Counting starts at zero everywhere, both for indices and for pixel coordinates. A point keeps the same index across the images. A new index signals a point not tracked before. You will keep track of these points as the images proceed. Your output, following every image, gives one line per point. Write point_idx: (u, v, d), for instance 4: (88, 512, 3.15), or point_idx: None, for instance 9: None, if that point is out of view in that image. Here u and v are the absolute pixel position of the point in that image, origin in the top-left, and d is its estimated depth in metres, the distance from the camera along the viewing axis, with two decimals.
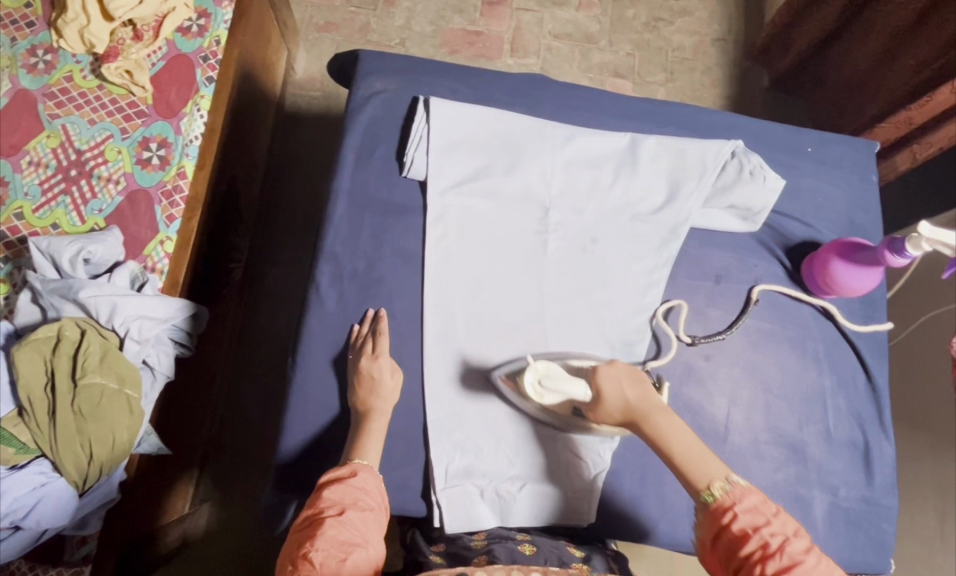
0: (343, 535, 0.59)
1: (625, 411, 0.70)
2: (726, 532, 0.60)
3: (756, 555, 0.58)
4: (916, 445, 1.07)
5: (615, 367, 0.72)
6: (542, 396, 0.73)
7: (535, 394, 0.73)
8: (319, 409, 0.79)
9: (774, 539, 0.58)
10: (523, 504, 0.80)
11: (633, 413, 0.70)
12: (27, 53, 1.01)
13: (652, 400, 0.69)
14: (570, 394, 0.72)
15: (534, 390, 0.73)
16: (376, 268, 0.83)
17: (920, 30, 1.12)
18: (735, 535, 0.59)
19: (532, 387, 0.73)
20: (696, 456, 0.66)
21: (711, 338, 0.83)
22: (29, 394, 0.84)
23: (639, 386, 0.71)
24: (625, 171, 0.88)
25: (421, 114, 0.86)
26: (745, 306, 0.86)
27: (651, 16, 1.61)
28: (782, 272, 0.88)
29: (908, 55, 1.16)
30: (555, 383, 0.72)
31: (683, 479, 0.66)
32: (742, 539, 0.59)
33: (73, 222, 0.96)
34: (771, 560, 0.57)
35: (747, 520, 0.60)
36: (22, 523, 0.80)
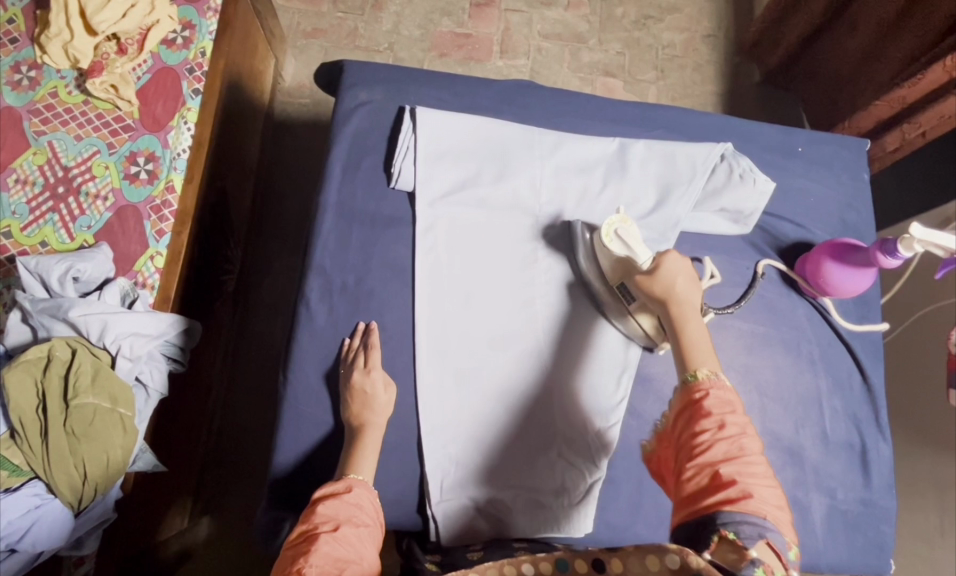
0: (337, 551, 0.58)
1: (664, 292, 0.69)
2: (691, 408, 0.58)
3: (707, 435, 0.56)
4: (913, 443, 1.07)
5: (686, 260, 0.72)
6: (610, 240, 0.78)
7: (604, 236, 0.78)
8: (312, 425, 0.78)
9: (732, 427, 0.56)
10: (520, 516, 0.79)
11: (674, 296, 0.69)
12: (11, 70, 1.00)
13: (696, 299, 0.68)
14: (636, 255, 0.76)
15: (606, 230, 0.78)
16: (366, 281, 0.82)
17: (903, 23, 1.12)
18: (696, 415, 0.58)
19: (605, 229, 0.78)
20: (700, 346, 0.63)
21: (723, 310, 0.83)
22: (20, 416, 0.83)
23: (694, 284, 0.71)
24: (615, 176, 0.87)
25: (408, 124, 0.85)
26: (753, 281, 0.86)
27: (640, 14, 1.60)
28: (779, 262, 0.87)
29: (894, 51, 1.16)
30: (630, 235, 0.77)
31: (677, 356, 0.64)
32: (701, 417, 0.57)
33: (61, 240, 0.96)
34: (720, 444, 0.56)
35: (717, 403, 0.58)
36: (18, 546, 0.80)
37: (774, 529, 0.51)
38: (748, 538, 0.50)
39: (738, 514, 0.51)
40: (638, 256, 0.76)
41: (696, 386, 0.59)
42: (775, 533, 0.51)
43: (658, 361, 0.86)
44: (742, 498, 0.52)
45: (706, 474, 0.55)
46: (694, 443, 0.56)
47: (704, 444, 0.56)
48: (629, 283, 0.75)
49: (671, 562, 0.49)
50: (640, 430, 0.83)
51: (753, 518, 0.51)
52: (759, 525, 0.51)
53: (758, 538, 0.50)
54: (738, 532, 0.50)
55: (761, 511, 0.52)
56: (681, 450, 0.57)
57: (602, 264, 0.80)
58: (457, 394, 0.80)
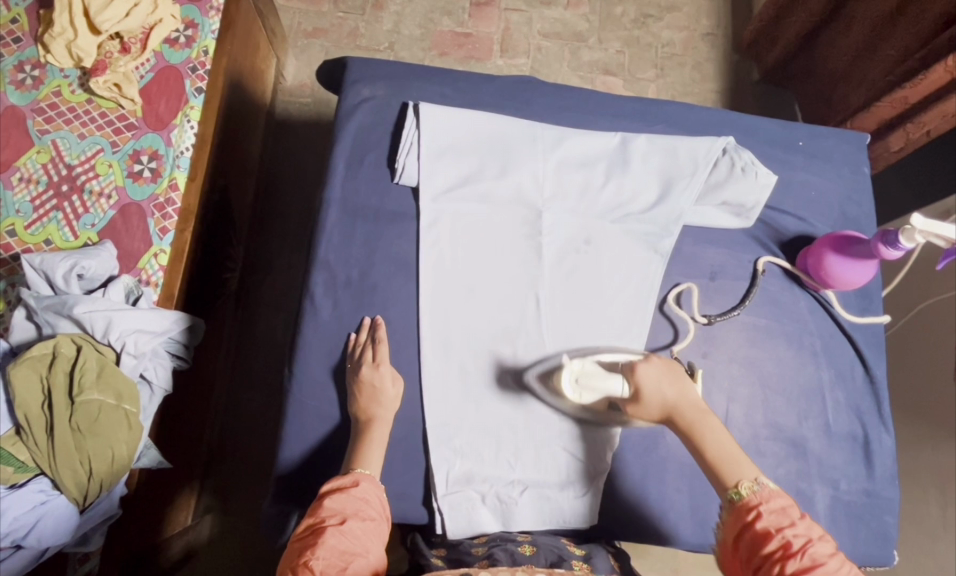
0: (343, 544, 0.59)
1: (663, 409, 0.71)
2: (750, 530, 0.61)
3: (775, 555, 0.58)
4: (914, 436, 1.08)
5: (652, 365, 0.72)
6: (581, 395, 0.75)
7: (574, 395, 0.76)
8: (317, 420, 0.79)
9: (796, 540, 0.58)
10: (524, 508, 0.79)
11: (672, 409, 0.70)
12: (14, 69, 1.01)
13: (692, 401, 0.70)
14: (607, 391, 0.73)
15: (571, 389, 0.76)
16: (370, 276, 0.82)
17: (898, 20, 1.13)
18: (759, 534, 0.60)
19: (569, 387, 0.76)
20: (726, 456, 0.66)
21: (726, 316, 0.84)
22: (26, 413, 0.84)
23: (678, 383, 0.71)
24: (616, 170, 0.87)
25: (411, 119, 0.85)
26: (754, 277, 0.87)
27: (639, 13, 1.61)
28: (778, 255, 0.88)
29: (888, 46, 1.17)
30: (591, 385, 0.74)
31: (714, 477, 0.67)
32: (764, 538, 0.59)
33: (66, 238, 0.96)
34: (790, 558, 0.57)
35: (772, 519, 0.60)
36: (23, 542, 0.80)
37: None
38: None
39: None
40: (612, 392, 0.73)
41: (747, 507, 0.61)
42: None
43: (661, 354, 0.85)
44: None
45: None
46: (768, 564, 0.58)
47: (777, 563, 0.57)
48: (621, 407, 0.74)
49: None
50: (645, 423, 0.83)
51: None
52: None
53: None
54: None
55: None
56: (758, 573, 0.58)
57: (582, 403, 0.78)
58: (461, 389, 0.81)
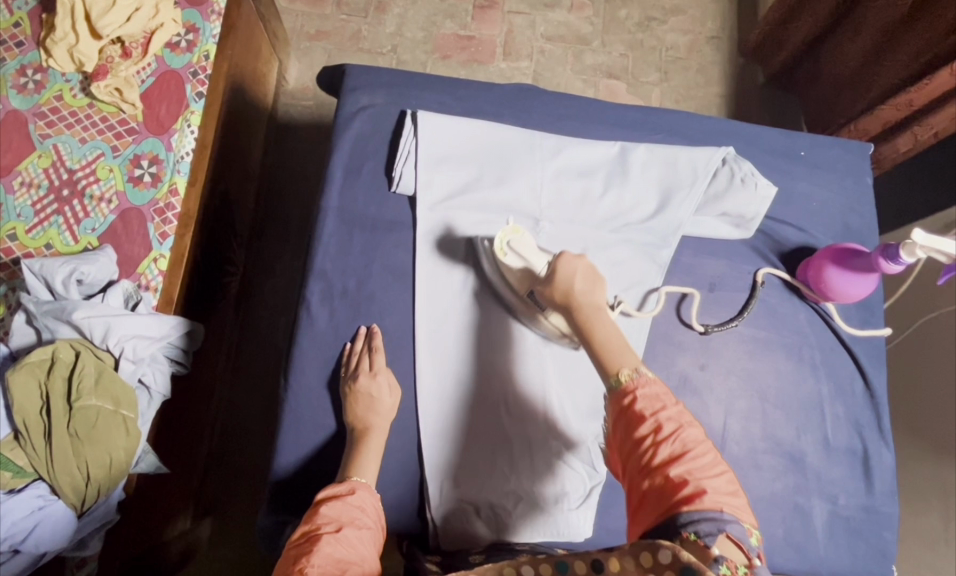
0: (338, 553, 0.58)
1: (564, 296, 0.69)
2: (624, 414, 0.58)
3: (648, 439, 0.56)
4: (916, 449, 1.07)
5: (580, 259, 0.71)
6: (505, 254, 0.78)
7: (498, 249, 0.79)
8: (314, 429, 0.79)
9: (666, 425, 0.56)
10: (518, 519, 0.78)
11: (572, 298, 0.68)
12: (16, 74, 1.01)
13: (595, 294, 0.67)
14: (530, 264, 0.78)
15: (499, 244, 0.78)
16: (367, 285, 0.82)
17: (910, 26, 1.11)
18: (634, 418, 0.57)
19: (498, 243, 0.79)
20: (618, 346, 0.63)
21: (724, 326, 0.84)
22: (24, 419, 0.84)
23: (593, 281, 0.69)
24: (616, 181, 0.87)
25: (409, 128, 0.85)
26: (752, 290, 0.86)
27: (644, 16, 1.60)
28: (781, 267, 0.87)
29: (896, 54, 1.16)
30: (521, 247, 0.77)
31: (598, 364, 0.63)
32: (637, 422, 0.57)
33: (66, 242, 0.96)
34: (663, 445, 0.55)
35: (646, 403, 0.58)
36: (21, 547, 0.80)
37: (733, 521, 0.51)
38: (708, 536, 0.49)
39: (696, 513, 0.51)
40: (533, 265, 0.78)
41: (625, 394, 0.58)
42: (733, 525, 0.51)
43: (657, 365, 0.82)
44: (699, 496, 0.52)
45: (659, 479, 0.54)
46: (639, 452, 0.56)
47: (650, 449, 0.56)
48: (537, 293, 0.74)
49: (664, 558, 0.48)
50: None
51: (711, 514, 0.51)
52: (716, 519, 0.51)
53: (719, 534, 0.50)
54: (698, 531, 0.50)
55: (718, 505, 0.52)
56: (630, 459, 0.57)
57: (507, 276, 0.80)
58: (461, 400, 0.80)
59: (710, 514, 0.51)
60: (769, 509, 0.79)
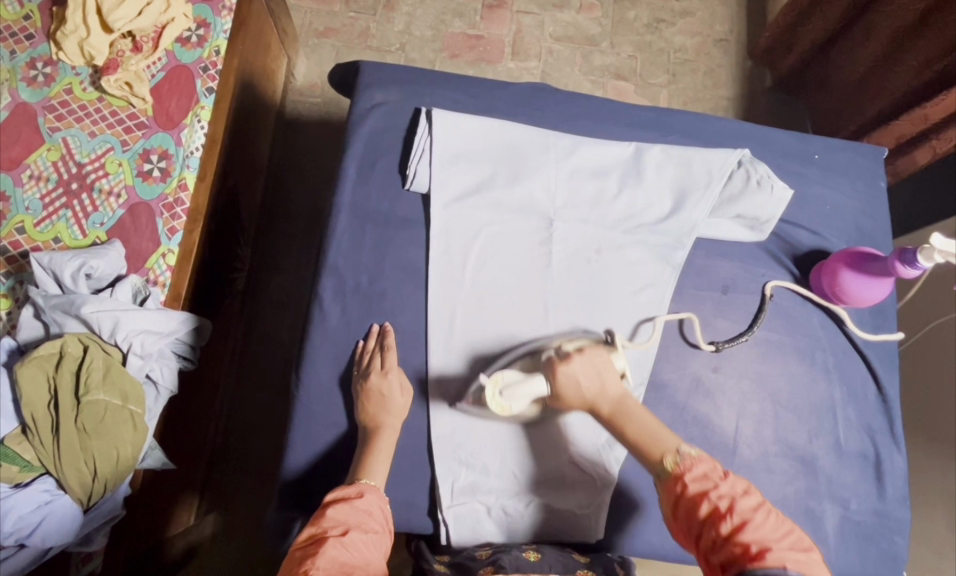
0: (344, 556, 0.58)
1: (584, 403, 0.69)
2: (681, 499, 0.60)
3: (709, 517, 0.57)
4: (924, 454, 1.07)
5: (573, 361, 0.69)
6: (509, 406, 0.69)
7: (501, 409, 0.69)
8: (324, 427, 0.78)
9: (723, 501, 0.58)
10: (529, 519, 0.79)
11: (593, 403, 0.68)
12: (26, 66, 1.01)
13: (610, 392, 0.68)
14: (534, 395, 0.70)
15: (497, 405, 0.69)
16: (380, 282, 0.82)
17: (922, 32, 1.11)
18: (690, 501, 0.59)
19: (494, 403, 0.69)
20: (651, 433, 0.65)
21: (734, 342, 0.83)
22: (32, 413, 0.83)
23: (598, 372, 0.69)
24: (629, 181, 0.87)
25: (423, 126, 0.85)
26: (762, 303, 0.85)
27: (652, 17, 1.60)
28: (793, 281, 0.87)
29: (910, 57, 1.15)
30: (517, 395, 0.68)
31: (642, 455, 0.66)
32: (695, 504, 0.59)
33: (74, 236, 0.96)
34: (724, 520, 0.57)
35: (698, 484, 0.60)
36: (27, 541, 0.80)
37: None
38: None
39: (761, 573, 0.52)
40: (537, 393, 0.69)
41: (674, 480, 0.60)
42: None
43: (670, 367, 0.82)
44: (763, 556, 0.53)
45: (729, 556, 0.55)
46: (704, 533, 0.57)
47: (712, 527, 0.57)
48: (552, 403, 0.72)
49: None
50: None
51: (775, 572, 0.52)
52: None
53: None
54: None
55: (782, 563, 0.53)
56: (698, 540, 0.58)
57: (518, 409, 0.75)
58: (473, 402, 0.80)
59: (774, 572, 0.52)
60: (780, 513, 0.79)
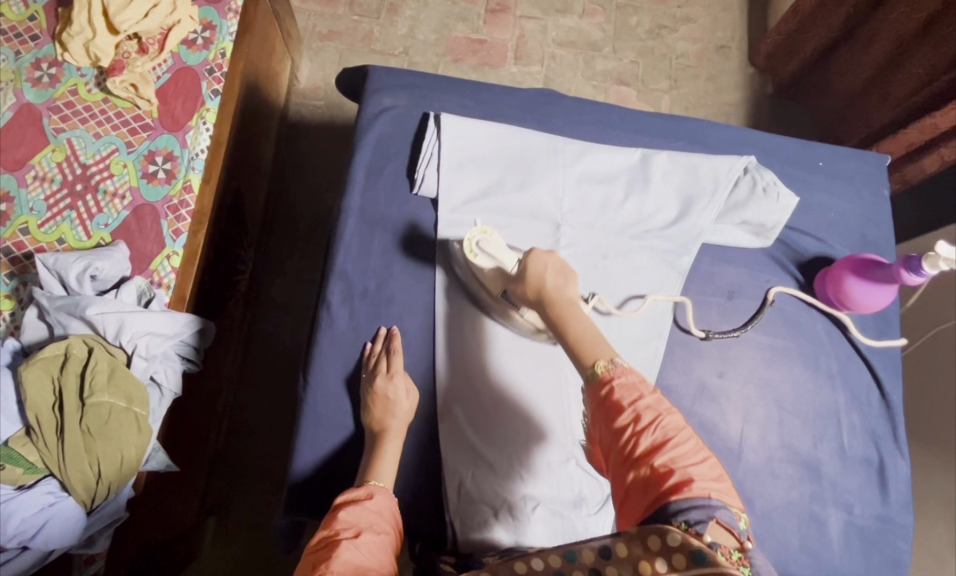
0: (358, 559, 0.57)
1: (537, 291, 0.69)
2: (605, 405, 0.58)
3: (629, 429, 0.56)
4: (926, 460, 1.07)
5: (552, 253, 0.70)
6: (476, 256, 0.77)
7: (469, 251, 0.77)
8: (331, 429, 0.78)
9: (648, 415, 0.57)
10: (537, 522, 0.77)
11: (547, 292, 0.68)
12: (31, 67, 1.00)
13: (567, 289, 0.67)
14: (500, 264, 0.77)
15: (469, 246, 0.77)
16: (388, 286, 0.82)
17: (925, 39, 1.12)
18: (613, 409, 0.58)
19: (467, 245, 0.77)
20: (592, 337, 0.63)
21: (725, 334, 0.84)
22: (36, 414, 0.83)
23: (566, 275, 0.70)
24: (636, 187, 0.87)
25: (432, 130, 0.85)
26: (761, 306, 0.86)
27: (654, 23, 1.61)
28: (797, 288, 0.87)
29: (915, 64, 1.17)
30: (492, 247, 0.76)
31: (575, 357, 0.63)
32: (617, 412, 0.57)
33: (79, 237, 0.96)
34: (643, 436, 0.55)
35: (623, 392, 0.58)
36: (30, 544, 0.80)
37: (722, 506, 0.52)
38: (698, 524, 0.50)
39: (684, 501, 0.51)
40: (505, 264, 0.76)
41: (602, 384, 0.59)
42: (723, 511, 0.52)
43: (675, 372, 0.82)
44: (686, 484, 0.52)
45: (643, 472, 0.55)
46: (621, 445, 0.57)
47: (632, 441, 0.56)
48: (510, 291, 0.74)
49: (672, 541, 0.48)
50: None
51: (700, 501, 0.52)
52: (706, 506, 0.51)
53: (709, 520, 0.50)
54: (688, 520, 0.50)
55: (706, 492, 0.52)
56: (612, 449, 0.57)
57: (478, 276, 0.79)
58: (473, 408, 0.80)
59: (699, 501, 0.52)
60: (785, 518, 0.79)
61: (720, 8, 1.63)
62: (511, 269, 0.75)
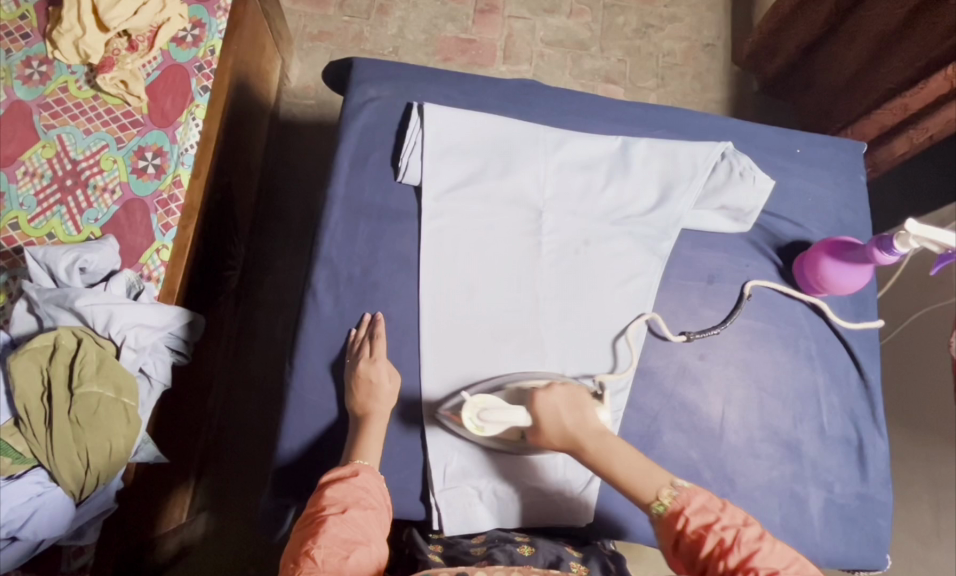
0: (345, 533, 0.60)
1: (563, 438, 0.70)
2: (684, 537, 0.61)
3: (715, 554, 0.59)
4: (909, 443, 1.09)
5: (552, 393, 0.72)
6: (485, 429, 0.71)
7: (476, 429, 0.71)
8: (316, 414, 0.79)
9: (728, 534, 0.60)
10: (521, 503, 0.80)
11: (574, 437, 0.70)
12: (22, 65, 1.02)
13: (588, 426, 0.69)
14: (511, 423, 0.71)
15: (474, 426, 0.71)
16: (372, 272, 0.83)
17: (905, 36, 1.15)
18: (693, 539, 0.61)
19: (471, 422, 0.71)
20: (639, 472, 0.66)
21: (705, 334, 0.84)
22: (25, 404, 0.84)
23: (576, 409, 0.71)
24: (617, 174, 0.89)
25: (415, 119, 0.86)
26: (738, 302, 0.87)
27: (641, 23, 1.63)
28: (768, 279, 0.89)
29: (896, 58, 1.19)
30: (496, 416, 0.70)
31: (631, 494, 0.67)
32: (699, 541, 0.60)
33: (68, 232, 0.97)
34: (730, 553, 0.59)
35: (700, 520, 0.61)
36: (19, 534, 0.80)
37: None
38: None
39: None
40: (516, 422, 0.71)
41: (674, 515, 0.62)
42: None
43: (656, 355, 0.84)
44: None
45: None
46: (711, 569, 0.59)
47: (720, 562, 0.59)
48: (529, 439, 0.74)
49: None
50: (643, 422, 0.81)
51: None
52: None
53: None
54: None
55: None
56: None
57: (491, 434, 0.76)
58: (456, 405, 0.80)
59: None
60: (766, 497, 0.80)
61: (705, 7, 1.66)
62: (523, 423, 0.71)
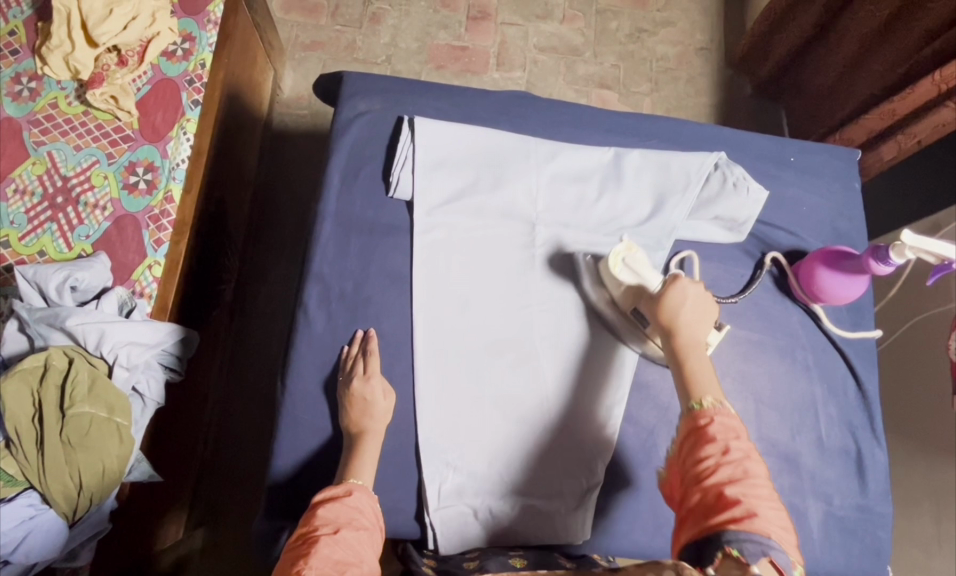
0: (337, 554, 0.59)
1: (671, 321, 0.72)
2: (695, 433, 0.62)
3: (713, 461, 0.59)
4: (909, 450, 1.08)
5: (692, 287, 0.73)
6: (619, 268, 0.79)
7: (613, 263, 0.80)
8: (309, 433, 0.78)
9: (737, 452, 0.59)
10: (518, 521, 0.79)
11: (678, 328, 0.71)
12: (11, 81, 1.01)
13: (700, 328, 0.70)
14: (645, 280, 0.78)
15: (614, 259, 0.79)
16: (365, 288, 0.82)
17: (886, 36, 1.14)
18: (702, 438, 0.61)
19: (614, 256, 0.79)
20: (703, 376, 0.67)
21: (723, 301, 0.85)
22: (15, 426, 0.82)
23: (700, 311, 0.72)
24: (610, 185, 0.88)
25: (406, 133, 0.86)
26: (748, 287, 0.87)
27: (634, 28, 1.63)
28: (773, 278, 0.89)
29: (874, 64, 1.20)
30: (637, 263, 0.79)
31: (682, 386, 0.68)
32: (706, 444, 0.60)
33: (60, 249, 0.96)
34: (726, 467, 0.58)
35: (721, 429, 0.61)
36: (11, 558, 0.79)
37: (778, 548, 0.53)
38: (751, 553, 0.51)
39: (742, 530, 0.53)
40: (648, 282, 0.78)
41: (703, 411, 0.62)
42: (778, 553, 0.53)
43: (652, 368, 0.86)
44: (749, 516, 0.55)
45: (715, 500, 0.57)
46: (699, 471, 0.59)
47: (712, 470, 0.59)
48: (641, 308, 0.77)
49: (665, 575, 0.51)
50: (638, 437, 0.83)
51: (757, 536, 0.53)
52: (761, 543, 0.53)
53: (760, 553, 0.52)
54: (740, 547, 0.52)
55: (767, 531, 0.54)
56: (688, 473, 0.60)
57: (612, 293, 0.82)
58: (451, 422, 0.80)
59: (756, 536, 0.54)
60: None
61: (699, 11, 1.66)
62: (653, 287, 0.78)
